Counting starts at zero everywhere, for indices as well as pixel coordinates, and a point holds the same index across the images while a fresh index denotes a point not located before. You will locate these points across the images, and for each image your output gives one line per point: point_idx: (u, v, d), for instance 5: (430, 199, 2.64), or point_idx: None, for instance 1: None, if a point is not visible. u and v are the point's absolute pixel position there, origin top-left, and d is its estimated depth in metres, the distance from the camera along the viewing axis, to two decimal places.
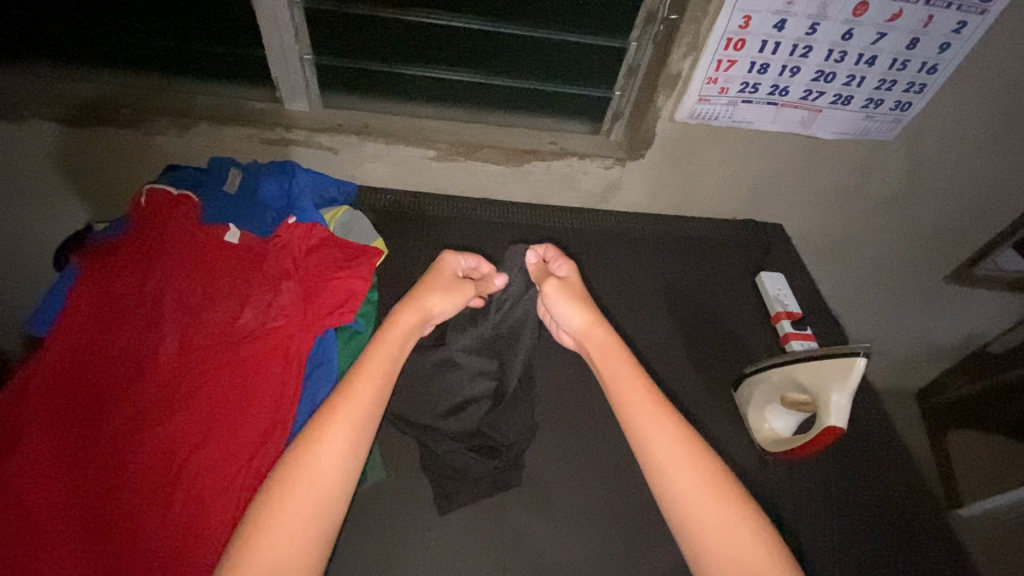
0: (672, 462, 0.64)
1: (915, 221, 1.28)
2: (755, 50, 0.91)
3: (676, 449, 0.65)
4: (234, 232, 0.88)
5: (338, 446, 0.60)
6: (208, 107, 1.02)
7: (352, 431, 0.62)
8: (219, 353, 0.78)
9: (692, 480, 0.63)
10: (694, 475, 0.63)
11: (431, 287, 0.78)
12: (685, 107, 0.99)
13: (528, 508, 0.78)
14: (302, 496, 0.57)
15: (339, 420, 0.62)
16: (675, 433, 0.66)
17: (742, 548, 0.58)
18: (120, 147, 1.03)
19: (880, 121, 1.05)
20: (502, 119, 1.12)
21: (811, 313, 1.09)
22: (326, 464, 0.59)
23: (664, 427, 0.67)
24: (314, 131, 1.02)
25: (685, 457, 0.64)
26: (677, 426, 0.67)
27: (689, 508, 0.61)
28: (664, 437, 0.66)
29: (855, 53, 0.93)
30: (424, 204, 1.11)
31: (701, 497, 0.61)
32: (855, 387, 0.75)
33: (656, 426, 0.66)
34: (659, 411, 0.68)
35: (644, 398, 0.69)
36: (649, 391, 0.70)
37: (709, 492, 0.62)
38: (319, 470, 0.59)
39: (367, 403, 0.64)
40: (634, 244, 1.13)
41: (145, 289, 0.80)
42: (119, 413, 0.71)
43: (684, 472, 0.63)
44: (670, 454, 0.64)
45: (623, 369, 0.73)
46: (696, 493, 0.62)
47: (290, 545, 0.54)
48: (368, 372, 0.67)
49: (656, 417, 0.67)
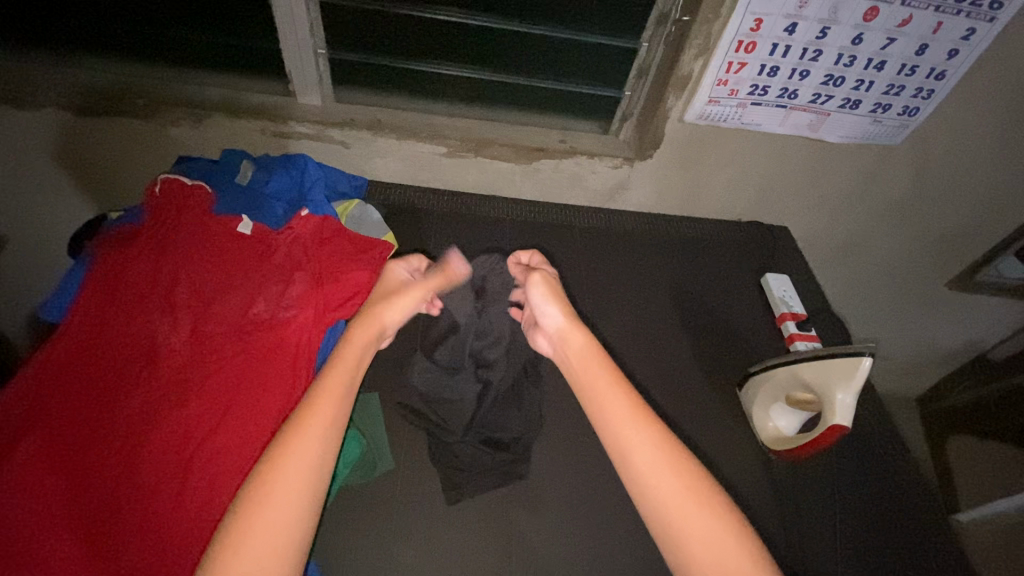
0: (645, 468, 0.63)
1: (920, 226, 1.29)
2: (766, 53, 0.92)
3: (649, 455, 0.64)
4: (247, 223, 0.89)
5: (310, 448, 0.60)
6: (221, 99, 1.03)
7: (321, 434, 0.61)
8: (231, 342, 0.78)
9: (668, 487, 0.62)
10: (671, 482, 0.62)
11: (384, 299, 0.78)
12: (694, 108, 1.00)
13: (535, 499, 0.79)
14: (279, 498, 0.56)
15: (309, 429, 0.61)
16: (649, 438, 0.65)
17: (727, 552, 0.57)
18: (135, 139, 1.04)
19: (888, 125, 1.06)
20: (512, 117, 1.13)
21: (818, 314, 1.10)
22: (302, 464, 0.59)
23: (639, 431, 0.66)
24: (326, 124, 1.03)
25: (656, 463, 0.63)
26: (654, 436, 0.65)
27: (669, 517, 0.60)
28: (636, 443, 0.65)
29: (865, 58, 0.94)
30: (433, 199, 1.11)
31: (679, 501, 0.61)
32: (861, 385, 0.75)
33: (631, 433, 0.65)
34: (634, 419, 0.67)
35: (620, 405, 0.68)
36: (625, 397, 0.69)
37: (685, 498, 0.61)
38: (289, 474, 0.58)
39: (337, 412, 0.64)
40: (641, 242, 1.14)
41: (160, 277, 0.81)
42: (134, 397, 0.72)
43: (660, 476, 0.62)
44: (646, 463, 0.64)
45: (597, 376, 0.71)
46: (674, 500, 0.61)
47: (261, 548, 0.53)
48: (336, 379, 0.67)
49: (629, 423, 0.66)
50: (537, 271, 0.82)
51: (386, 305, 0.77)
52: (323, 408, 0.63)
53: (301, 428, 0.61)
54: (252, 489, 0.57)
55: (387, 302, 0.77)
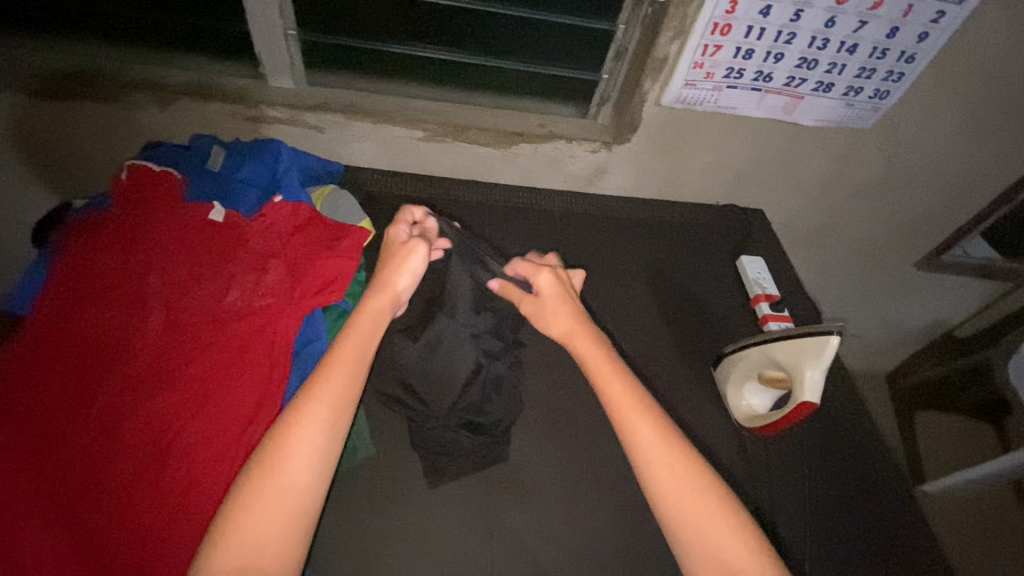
0: (653, 464, 0.66)
1: (890, 207, 1.32)
2: (741, 36, 0.92)
3: (657, 451, 0.67)
4: (219, 210, 0.87)
5: (314, 438, 0.60)
6: (189, 82, 0.99)
7: (323, 423, 0.61)
8: (205, 331, 0.76)
9: (675, 483, 0.65)
10: (676, 475, 0.65)
11: (395, 260, 0.75)
12: (671, 92, 1.00)
13: (516, 482, 0.80)
14: (288, 475, 0.58)
15: (319, 407, 0.62)
16: (655, 432, 0.68)
17: (727, 545, 0.62)
18: (97, 124, 1.00)
19: (859, 108, 1.07)
20: (490, 100, 1.12)
21: (791, 294, 1.12)
22: (312, 440, 0.60)
23: (646, 426, 0.68)
24: (299, 108, 1.01)
25: (664, 458, 0.66)
26: (660, 430, 0.68)
27: (674, 509, 0.64)
28: (646, 438, 0.68)
29: (837, 41, 0.95)
30: (410, 184, 1.10)
31: (681, 494, 0.64)
32: (829, 363, 0.76)
33: (639, 429, 0.68)
34: (642, 415, 0.69)
35: (628, 399, 0.71)
36: (631, 393, 0.71)
37: (691, 491, 0.65)
38: (293, 468, 0.59)
39: (348, 387, 0.64)
40: (619, 226, 1.15)
41: (130, 265, 0.78)
42: (106, 390, 0.70)
43: (665, 472, 0.66)
44: (654, 458, 0.67)
45: (606, 374, 0.73)
46: (678, 491, 0.65)
47: (271, 524, 0.56)
48: (345, 356, 0.66)
49: (636, 417, 0.69)
50: (527, 303, 0.81)
51: (398, 267, 0.74)
52: (333, 384, 0.64)
53: (310, 404, 0.62)
54: (263, 464, 0.58)
55: (398, 264, 0.74)
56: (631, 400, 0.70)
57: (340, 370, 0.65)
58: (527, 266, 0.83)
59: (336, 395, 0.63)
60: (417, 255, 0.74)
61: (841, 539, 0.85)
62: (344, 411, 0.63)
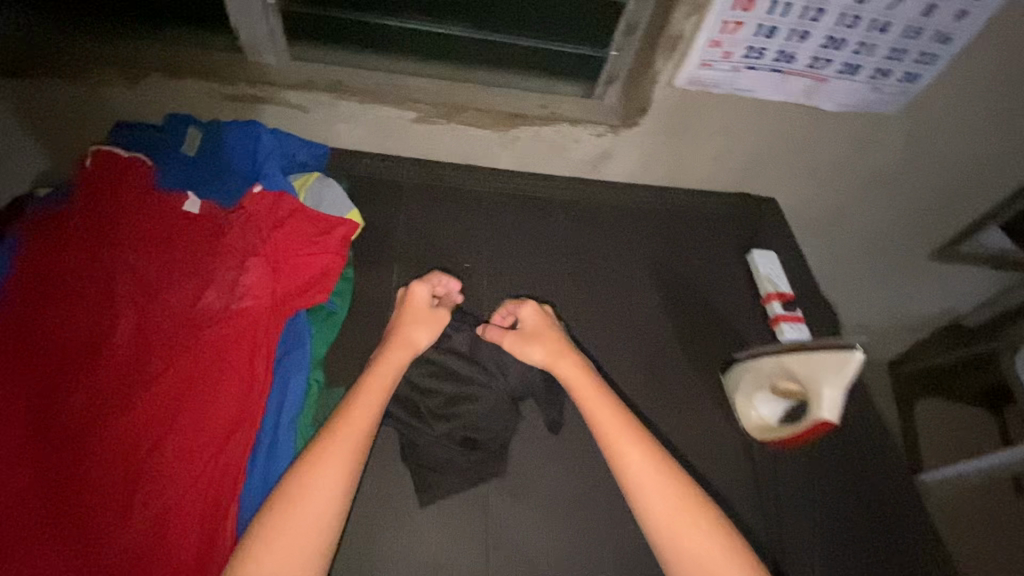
0: (642, 484, 0.71)
1: (908, 196, 1.26)
2: (765, 12, 0.84)
3: (644, 471, 0.71)
4: (194, 200, 0.81)
5: (335, 473, 0.64)
6: (160, 56, 0.91)
7: (350, 462, 0.66)
8: (180, 336, 0.71)
9: (663, 501, 0.70)
10: (665, 492, 0.70)
11: (414, 323, 0.78)
12: (685, 73, 0.92)
13: (512, 496, 0.76)
14: (309, 508, 0.62)
15: (339, 444, 0.66)
16: (641, 454, 0.72)
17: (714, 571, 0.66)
18: (59, 102, 0.92)
19: (886, 93, 1.00)
20: (489, 77, 1.03)
21: (804, 292, 1.06)
22: (331, 476, 0.64)
23: (632, 446, 0.73)
24: (281, 86, 0.93)
25: (649, 475, 0.71)
26: (647, 450, 0.73)
27: (661, 526, 0.69)
28: (634, 458, 0.72)
29: (868, 19, 0.87)
30: (402, 171, 1.03)
31: (668, 511, 0.69)
32: (850, 380, 0.70)
33: (626, 450, 0.72)
34: (632, 436, 0.74)
35: (615, 420, 0.75)
36: (618, 414, 0.75)
37: (679, 509, 0.69)
38: (314, 504, 0.62)
39: (364, 429, 0.68)
40: (624, 216, 1.09)
41: (97, 264, 0.72)
42: (74, 401, 0.65)
43: (651, 490, 0.70)
44: (641, 477, 0.71)
45: (595, 398, 0.77)
46: (664, 508, 0.69)
47: (293, 555, 0.60)
48: (370, 403, 0.70)
49: (624, 439, 0.73)
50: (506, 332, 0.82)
51: (416, 330, 0.78)
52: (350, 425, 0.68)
53: (333, 440, 0.66)
54: (289, 494, 0.63)
55: (417, 328, 0.78)
56: (617, 421, 0.75)
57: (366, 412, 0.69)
58: (512, 303, 0.86)
59: (353, 434, 0.67)
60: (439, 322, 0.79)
61: (848, 553, 0.83)
62: (361, 449, 0.67)
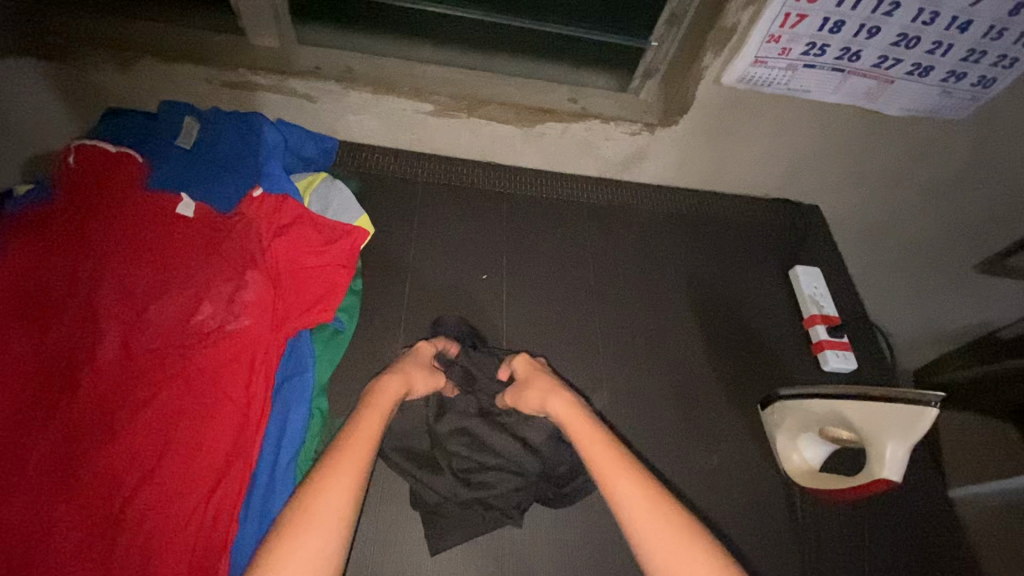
0: (643, 524, 0.54)
1: (962, 207, 1.16)
2: (833, 4, 0.74)
3: (647, 509, 0.55)
4: (188, 203, 0.73)
5: (337, 504, 0.53)
6: (154, 37, 0.83)
7: (343, 491, 0.54)
8: (173, 358, 0.65)
9: (672, 547, 0.52)
10: (673, 534, 0.53)
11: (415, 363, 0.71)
12: (735, 70, 0.82)
13: (530, 538, 0.71)
14: (306, 545, 0.50)
15: (340, 469, 0.56)
16: (638, 485, 0.57)
17: None
18: (46, 85, 0.83)
19: (955, 97, 0.90)
20: (515, 67, 0.93)
21: (848, 315, 0.98)
22: (333, 506, 0.53)
23: (627, 477, 0.57)
24: (287, 74, 0.85)
25: (658, 518, 0.54)
26: (644, 481, 0.57)
27: None
28: (629, 492, 0.56)
29: (949, 16, 0.76)
30: (418, 169, 0.95)
31: (676, 558, 0.51)
32: (918, 439, 0.63)
33: (619, 479, 0.57)
34: (625, 463, 0.59)
35: (605, 450, 0.60)
36: (611, 445, 0.61)
37: (696, 554, 0.52)
38: (313, 544, 0.50)
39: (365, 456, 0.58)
40: (655, 224, 1.00)
41: (80, 274, 0.65)
42: (47, 432, 0.57)
43: (654, 530, 0.53)
44: (639, 516, 0.54)
45: (586, 431, 0.63)
46: (672, 550, 0.52)
47: None
48: (369, 429, 0.61)
49: (619, 470, 0.58)
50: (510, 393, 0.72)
51: (416, 370, 0.70)
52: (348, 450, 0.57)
53: (331, 468, 0.55)
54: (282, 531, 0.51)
55: (418, 369, 0.70)
56: (609, 452, 0.60)
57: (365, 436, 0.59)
58: (509, 358, 0.75)
59: (353, 461, 0.57)
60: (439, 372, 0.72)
61: None
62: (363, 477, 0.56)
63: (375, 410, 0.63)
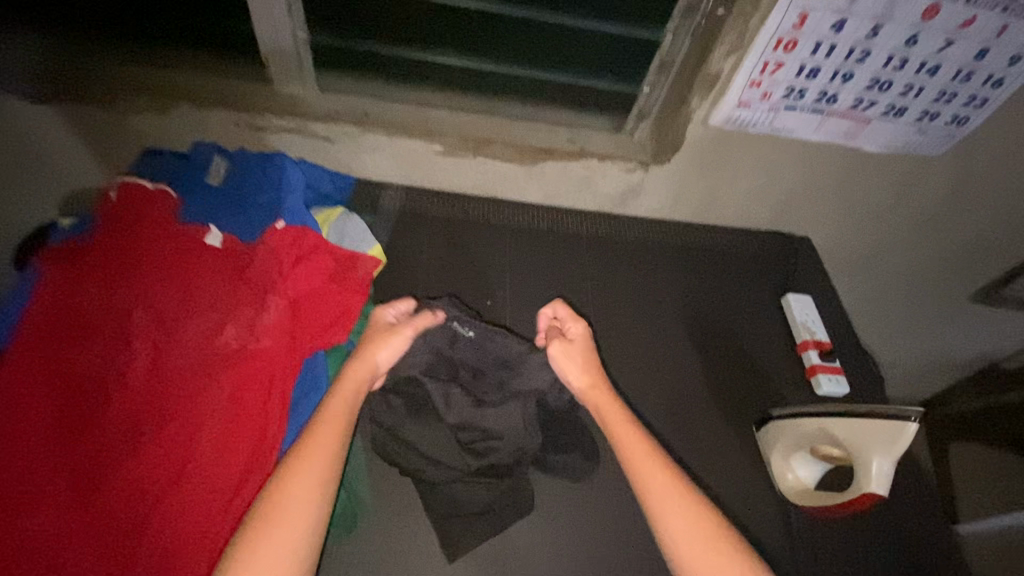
0: (666, 512, 0.65)
1: (950, 239, 1.20)
2: (807, 52, 0.81)
3: (670, 501, 0.65)
4: (216, 234, 0.80)
5: (308, 493, 0.60)
6: (189, 85, 0.91)
7: (316, 481, 0.61)
8: (195, 377, 0.69)
9: (688, 532, 0.63)
10: (689, 522, 0.64)
11: (372, 342, 0.73)
12: (722, 111, 0.89)
13: (531, 554, 0.73)
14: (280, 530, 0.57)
15: (310, 463, 0.62)
16: (665, 479, 0.67)
17: None
18: (90, 128, 0.92)
19: (932, 134, 0.96)
20: (518, 111, 1.01)
21: (841, 342, 1.01)
22: (304, 496, 0.59)
23: (656, 473, 0.68)
24: (308, 118, 0.92)
25: (679, 509, 0.65)
26: (671, 477, 0.67)
27: (683, 557, 0.62)
28: (658, 485, 0.67)
29: (917, 62, 0.83)
30: (427, 204, 1.01)
31: (690, 541, 0.63)
32: (902, 453, 0.66)
33: (648, 473, 0.67)
34: (653, 462, 0.68)
35: (637, 444, 0.70)
36: (642, 441, 0.71)
37: (704, 538, 0.63)
38: (287, 528, 0.57)
39: (336, 446, 0.64)
40: (652, 255, 1.05)
41: (116, 299, 0.71)
42: (81, 443, 0.62)
43: (674, 517, 0.64)
44: (663, 506, 0.65)
45: (620, 424, 0.72)
46: (688, 536, 0.63)
47: None
48: (336, 419, 0.66)
49: (649, 466, 0.68)
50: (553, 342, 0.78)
51: (374, 347, 0.73)
52: (320, 443, 0.63)
53: (303, 460, 0.62)
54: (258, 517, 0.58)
55: (376, 345, 0.73)
56: (642, 447, 0.70)
57: (333, 428, 0.65)
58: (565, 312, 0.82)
59: (324, 452, 0.63)
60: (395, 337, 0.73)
61: None
62: (335, 465, 0.63)
63: (342, 402, 0.68)
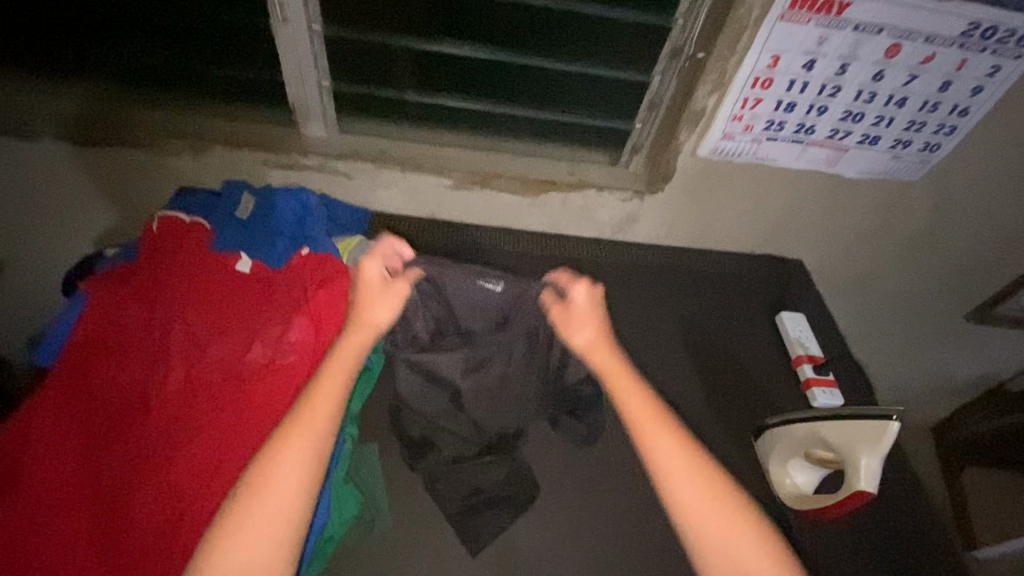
0: (674, 478, 0.64)
1: (938, 260, 1.26)
2: (783, 89, 0.89)
3: (678, 466, 0.65)
4: (246, 260, 0.86)
5: (299, 459, 0.60)
6: (221, 129, 1.00)
7: (307, 446, 0.61)
8: (225, 390, 0.74)
9: (698, 500, 0.63)
10: (700, 489, 0.63)
11: (366, 301, 0.72)
12: (708, 143, 0.97)
13: (539, 560, 0.76)
14: (270, 496, 0.57)
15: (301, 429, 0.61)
16: (673, 444, 0.66)
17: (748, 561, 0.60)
18: (132, 168, 1.01)
19: (908, 160, 1.03)
20: (521, 147, 1.09)
21: (834, 357, 1.06)
22: (294, 461, 0.59)
23: (663, 437, 0.67)
24: (330, 157, 1.01)
25: (688, 475, 0.64)
26: (679, 442, 0.66)
27: (693, 527, 0.62)
28: (664, 450, 0.66)
29: (885, 95, 0.91)
30: (438, 233, 1.09)
31: (699, 507, 0.63)
32: (887, 451, 0.70)
33: (654, 438, 0.66)
34: (660, 426, 0.67)
35: (642, 407, 0.69)
36: (649, 404, 0.69)
37: (714, 504, 0.63)
38: (278, 492, 0.58)
39: (329, 411, 0.64)
40: (651, 278, 1.11)
41: (154, 320, 0.78)
42: (123, 451, 0.68)
43: (682, 483, 0.64)
44: (671, 473, 0.65)
45: (626, 387, 0.71)
46: (697, 504, 0.63)
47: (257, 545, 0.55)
48: (330, 382, 0.66)
49: (655, 431, 0.67)
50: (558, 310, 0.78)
51: (371, 306, 0.72)
52: (313, 408, 0.63)
53: (295, 425, 0.62)
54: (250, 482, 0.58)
55: (370, 304, 0.72)
56: (648, 411, 0.68)
57: (321, 405, 0.64)
58: (567, 276, 0.78)
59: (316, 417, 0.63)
60: (387, 295, 0.72)
61: None
62: (328, 430, 0.63)
63: (339, 366, 0.67)
